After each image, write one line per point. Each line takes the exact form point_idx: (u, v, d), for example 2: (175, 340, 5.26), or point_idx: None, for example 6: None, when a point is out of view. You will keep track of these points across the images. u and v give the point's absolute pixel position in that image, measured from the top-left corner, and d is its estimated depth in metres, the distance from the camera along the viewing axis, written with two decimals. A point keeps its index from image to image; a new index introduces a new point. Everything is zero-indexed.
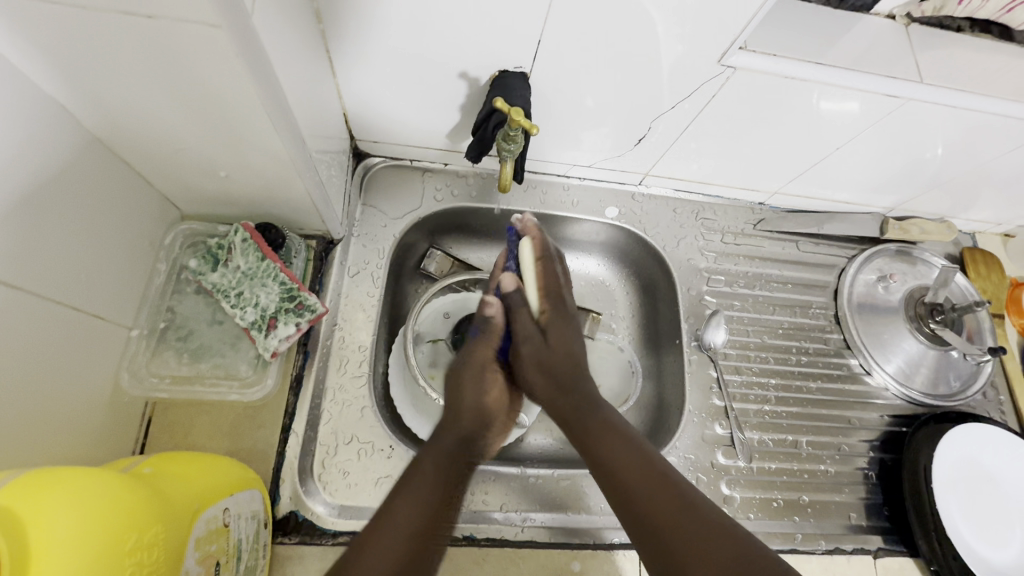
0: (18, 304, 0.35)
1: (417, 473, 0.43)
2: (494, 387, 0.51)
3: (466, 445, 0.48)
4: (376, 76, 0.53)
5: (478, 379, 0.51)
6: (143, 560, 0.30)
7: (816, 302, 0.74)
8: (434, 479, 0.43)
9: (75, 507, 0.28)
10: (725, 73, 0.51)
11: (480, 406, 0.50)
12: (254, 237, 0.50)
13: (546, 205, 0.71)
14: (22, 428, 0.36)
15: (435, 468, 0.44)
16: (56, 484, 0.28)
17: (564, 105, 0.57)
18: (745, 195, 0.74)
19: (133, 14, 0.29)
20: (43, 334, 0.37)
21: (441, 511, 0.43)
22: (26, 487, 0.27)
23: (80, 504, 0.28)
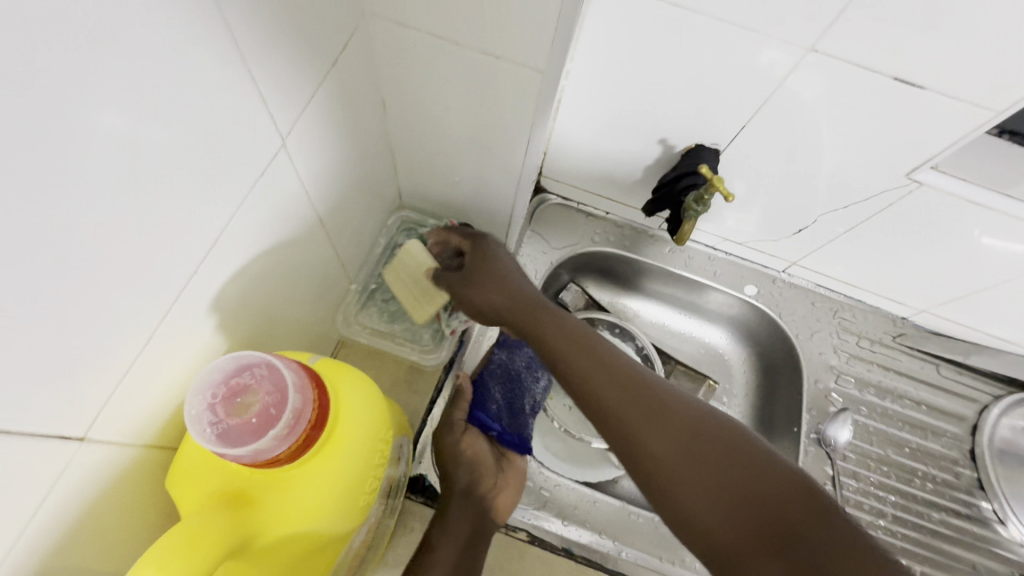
0: (315, 238, 0.45)
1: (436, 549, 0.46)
2: (469, 446, 0.54)
3: (475, 510, 0.50)
4: (585, 127, 0.63)
5: (448, 432, 0.55)
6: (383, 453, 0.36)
7: (951, 432, 0.70)
8: (451, 550, 0.46)
9: (365, 389, 0.35)
10: (909, 185, 0.55)
11: (459, 461, 0.53)
12: (458, 234, 0.60)
13: (689, 269, 0.76)
14: (287, 333, 0.46)
15: (454, 543, 0.47)
16: (352, 370, 0.36)
17: (739, 184, 0.63)
18: (890, 305, 0.74)
19: (486, 54, 0.39)
20: (316, 264, 0.47)
21: None
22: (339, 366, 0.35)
23: (369, 399, 0.35)
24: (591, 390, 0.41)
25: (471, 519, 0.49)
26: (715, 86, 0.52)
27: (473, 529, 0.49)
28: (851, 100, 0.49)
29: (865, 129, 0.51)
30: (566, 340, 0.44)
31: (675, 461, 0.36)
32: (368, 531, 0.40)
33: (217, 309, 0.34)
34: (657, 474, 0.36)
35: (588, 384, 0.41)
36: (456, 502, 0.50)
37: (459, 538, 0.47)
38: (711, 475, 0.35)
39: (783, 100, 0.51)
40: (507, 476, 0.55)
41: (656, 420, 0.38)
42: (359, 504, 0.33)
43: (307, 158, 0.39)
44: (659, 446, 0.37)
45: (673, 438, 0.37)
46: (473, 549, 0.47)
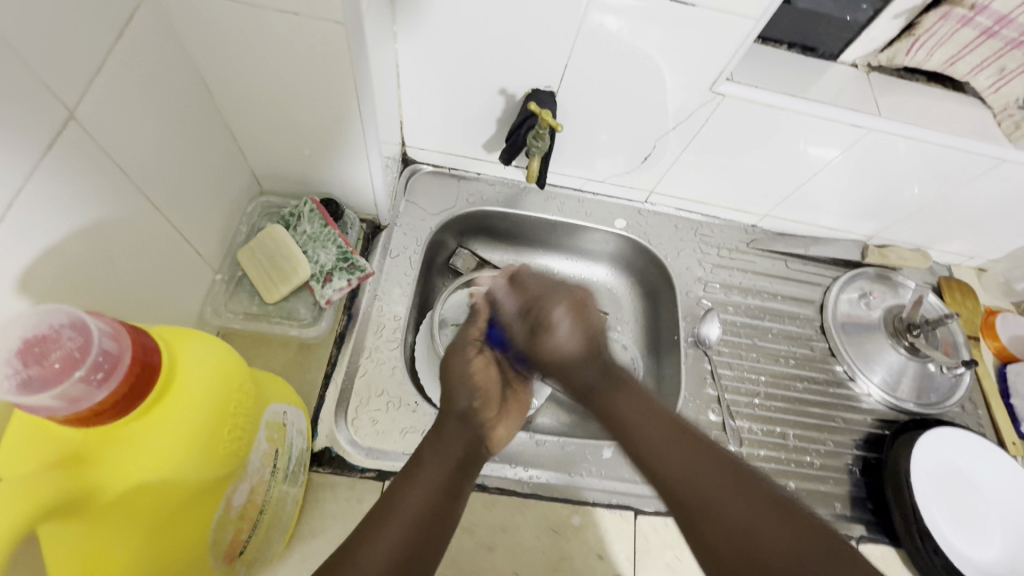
0: (151, 217, 0.45)
1: (422, 466, 0.50)
2: (478, 368, 0.60)
3: (471, 434, 0.54)
4: (430, 88, 0.65)
5: (462, 355, 0.60)
6: (241, 403, 0.36)
7: (804, 314, 0.81)
8: (439, 469, 0.50)
9: (208, 342, 0.35)
10: (716, 99, 0.62)
11: (466, 387, 0.57)
12: (319, 209, 0.60)
13: (563, 213, 0.81)
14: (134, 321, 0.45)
15: (446, 463, 0.50)
16: (195, 330, 0.36)
17: (582, 123, 0.69)
18: (739, 215, 0.84)
19: (286, 11, 0.41)
20: (159, 246, 0.47)
21: (444, 503, 0.48)
22: (176, 327, 0.35)
23: (216, 351, 0.35)
24: (626, 423, 0.49)
25: (461, 442, 0.53)
26: (531, 29, 0.57)
27: (464, 455, 0.52)
28: (644, 23, 0.55)
29: (664, 49, 0.57)
30: (620, 397, 0.50)
31: (764, 517, 0.40)
32: (256, 492, 0.40)
33: (32, 291, 0.34)
34: (713, 519, 0.41)
35: (612, 411, 0.50)
36: (451, 423, 0.54)
37: (449, 460, 0.51)
38: (738, 512, 0.41)
39: (591, 35, 0.57)
40: (510, 407, 0.61)
41: (686, 453, 0.45)
42: (216, 454, 0.34)
43: (110, 132, 0.38)
44: (691, 479, 0.43)
45: (714, 478, 0.43)
46: (460, 474, 0.51)
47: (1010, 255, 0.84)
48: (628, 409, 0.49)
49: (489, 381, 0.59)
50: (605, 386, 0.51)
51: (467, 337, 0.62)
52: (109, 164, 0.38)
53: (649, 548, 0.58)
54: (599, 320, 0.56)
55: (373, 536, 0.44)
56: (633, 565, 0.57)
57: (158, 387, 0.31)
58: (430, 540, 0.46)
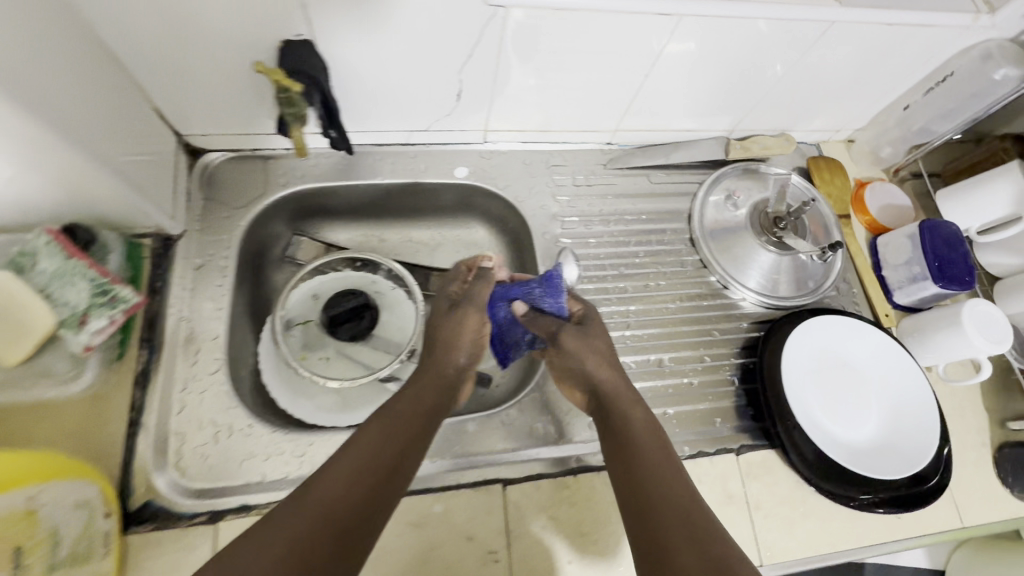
0: None
1: (393, 412, 0.47)
2: (472, 321, 0.56)
3: (444, 386, 0.52)
4: (160, 60, 0.53)
5: (464, 317, 0.56)
6: None
7: (672, 229, 0.76)
8: (410, 421, 0.47)
9: None
10: (499, 12, 0.53)
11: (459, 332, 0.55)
12: (58, 239, 0.49)
13: (395, 174, 0.72)
14: None
15: (414, 417, 0.47)
16: None
17: (368, 70, 0.59)
18: (589, 136, 0.76)
19: None
20: None
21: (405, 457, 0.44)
22: None
23: None
24: (611, 419, 0.52)
25: (436, 382, 0.52)
26: None
27: (426, 416, 0.48)
28: None
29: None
30: (624, 400, 0.52)
31: (703, 522, 0.42)
32: None
33: None
34: (653, 517, 0.43)
35: (611, 404, 0.53)
36: (431, 362, 0.53)
37: (416, 416, 0.48)
38: (683, 523, 0.42)
39: None
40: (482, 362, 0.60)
41: (672, 471, 0.46)
42: None
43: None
44: (661, 487, 0.45)
45: (670, 483, 0.45)
46: (427, 429, 0.48)
47: (873, 120, 0.80)
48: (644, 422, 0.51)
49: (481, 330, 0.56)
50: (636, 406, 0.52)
51: (478, 291, 0.58)
52: None
53: (522, 516, 0.56)
54: (608, 349, 0.56)
55: (321, 480, 0.41)
56: (507, 536, 0.55)
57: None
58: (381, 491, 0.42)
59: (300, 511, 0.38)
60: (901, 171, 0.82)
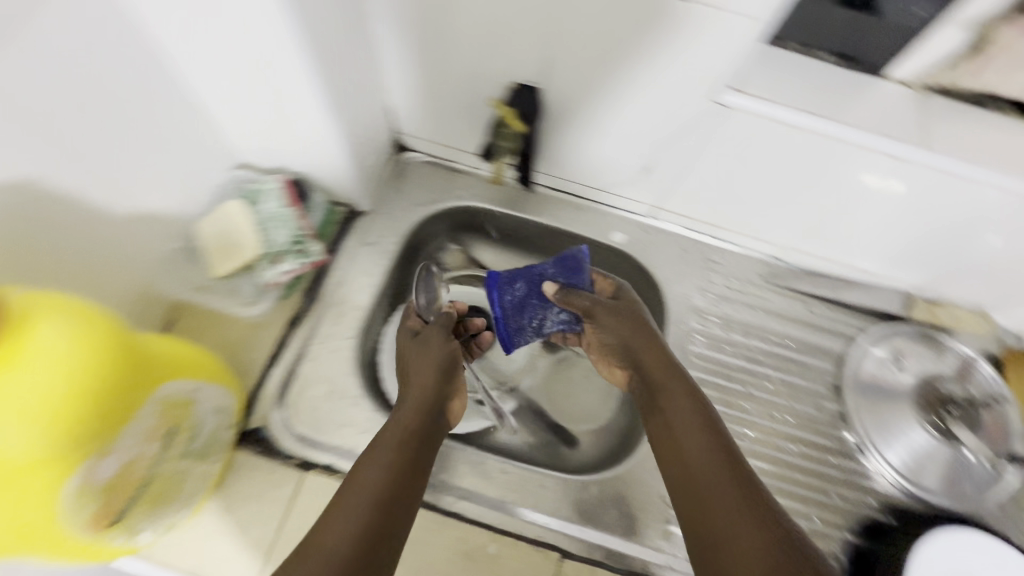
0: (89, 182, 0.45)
1: (381, 445, 0.47)
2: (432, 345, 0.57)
3: (426, 408, 0.51)
4: (412, 71, 0.62)
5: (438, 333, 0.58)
6: (103, 386, 0.36)
7: (818, 367, 0.70)
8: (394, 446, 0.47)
9: (74, 314, 0.36)
10: (716, 109, 0.54)
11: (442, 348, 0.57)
12: (283, 188, 0.59)
13: (558, 220, 0.76)
14: (57, 284, 0.46)
15: (398, 435, 0.48)
16: (62, 299, 0.36)
17: (574, 125, 0.63)
18: (757, 245, 0.74)
19: None
20: (101, 212, 0.48)
21: (404, 480, 0.45)
22: (45, 296, 0.35)
23: (78, 327, 0.35)
24: (669, 416, 0.48)
25: (421, 400, 0.52)
26: (508, 14, 0.52)
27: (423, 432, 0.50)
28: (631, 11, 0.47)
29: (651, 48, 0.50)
30: (678, 394, 0.49)
31: (746, 517, 0.39)
32: (133, 466, 0.40)
33: None
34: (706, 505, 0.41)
35: (665, 404, 0.48)
36: (422, 380, 0.53)
37: (400, 438, 0.47)
38: (710, 487, 0.42)
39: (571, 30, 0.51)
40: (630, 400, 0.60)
41: (705, 442, 0.45)
42: (63, 423, 0.34)
43: (18, 88, 0.37)
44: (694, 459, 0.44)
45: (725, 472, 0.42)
46: (416, 452, 0.47)
47: None
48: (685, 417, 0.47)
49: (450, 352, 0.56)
50: (678, 384, 0.50)
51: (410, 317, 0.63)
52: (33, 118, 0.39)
53: None
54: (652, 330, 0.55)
55: (379, 454, 0.46)
56: None
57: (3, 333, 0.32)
58: (423, 460, 0.48)
59: (371, 471, 0.45)
60: None
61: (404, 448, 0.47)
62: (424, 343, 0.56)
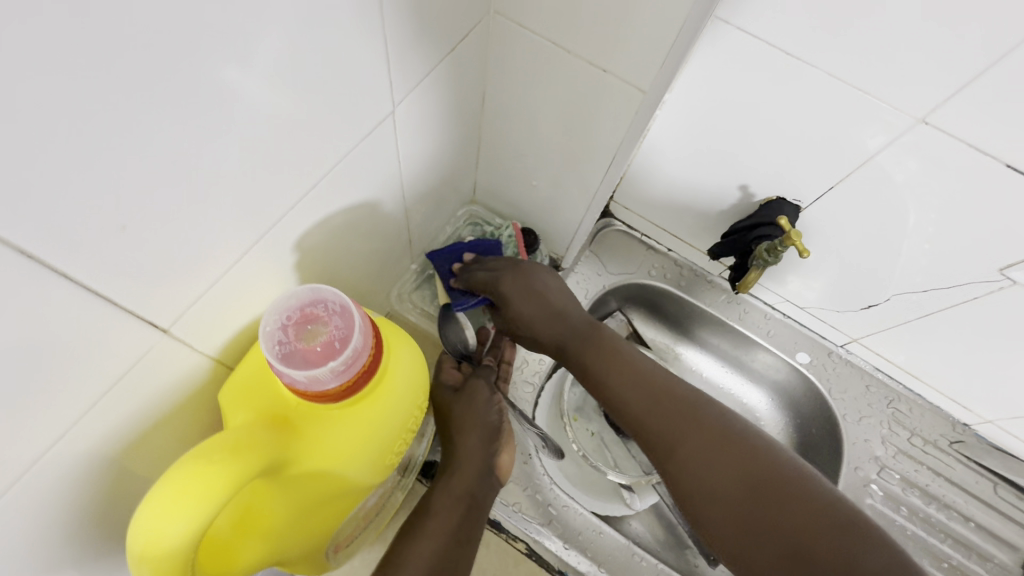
0: (395, 203, 0.47)
1: (430, 516, 0.44)
2: (482, 392, 0.51)
3: (477, 467, 0.47)
4: (664, 160, 0.62)
5: (473, 392, 0.51)
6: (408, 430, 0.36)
7: (1000, 560, 0.64)
8: (446, 522, 0.44)
9: (411, 354, 0.35)
10: (1003, 281, 0.51)
11: (487, 407, 0.50)
12: (517, 236, 0.62)
13: (742, 323, 0.74)
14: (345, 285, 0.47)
15: (451, 508, 0.45)
16: (399, 333, 0.36)
17: (814, 247, 0.61)
18: (952, 407, 0.69)
19: (595, 67, 0.41)
20: (390, 230, 0.49)
21: (454, 549, 0.43)
22: (390, 329, 0.36)
23: (415, 368, 0.35)
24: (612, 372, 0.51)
25: (474, 461, 0.47)
26: (811, 140, 0.51)
27: (468, 501, 0.46)
28: (948, 174, 0.47)
29: (946, 208, 0.49)
30: (587, 334, 0.54)
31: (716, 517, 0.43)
32: (380, 497, 0.41)
33: (300, 247, 0.36)
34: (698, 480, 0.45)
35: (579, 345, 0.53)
36: (468, 444, 0.48)
37: (456, 512, 0.45)
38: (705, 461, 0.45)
39: (875, 170, 0.50)
40: None
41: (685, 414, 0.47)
42: (383, 465, 0.35)
43: (405, 123, 0.40)
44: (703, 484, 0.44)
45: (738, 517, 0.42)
46: (468, 524, 0.45)
47: None
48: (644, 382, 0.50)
49: (488, 404, 0.50)
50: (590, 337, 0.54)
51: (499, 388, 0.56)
52: (392, 150, 0.40)
53: None
54: None
55: (435, 511, 0.45)
56: None
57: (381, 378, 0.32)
58: (471, 527, 0.45)
59: (429, 537, 0.42)
60: None
61: (457, 509, 0.45)
62: (474, 393, 0.51)
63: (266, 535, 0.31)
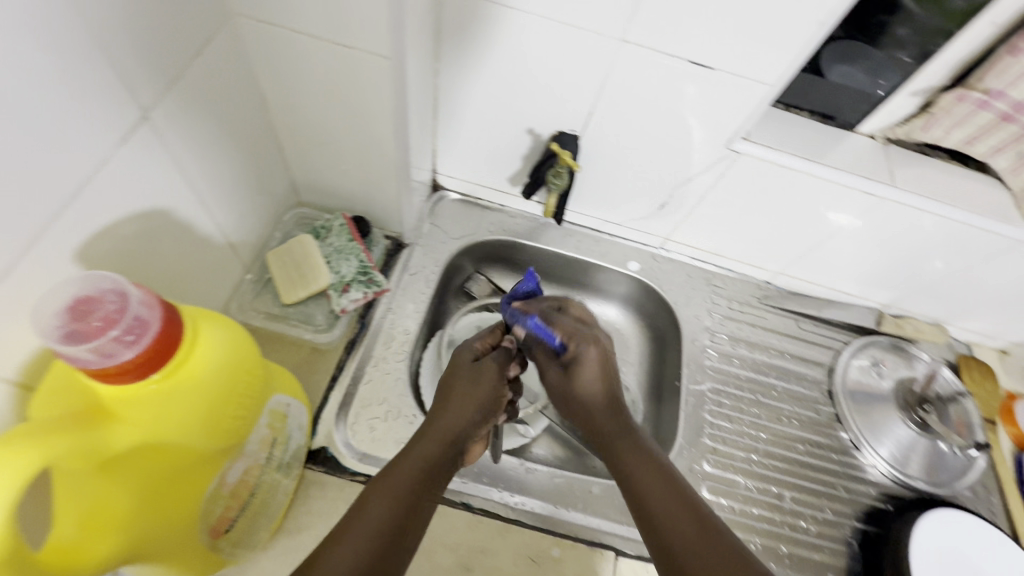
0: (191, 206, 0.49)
1: (394, 470, 0.45)
2: (489, 373, 0.54)
3: (461, 435, 0.49)
4: (461, 123, 0.69)
5: (476, 367, 0.54)
6: (244, 396, 0.39)
7: (812, 375, 0.80)
8: (412, 477, 0.45)
9: (226, 328, 0.38)
10: (733, 155, 0.64)
11: (484, 387, 0.53)
12: (349, 225, 0.65)
13: (579, 251, 0.84)
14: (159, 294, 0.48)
15: (422, 464, 0.46)
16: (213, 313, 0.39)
17: (604, 168, 0.71)
18: (752, 271, 0.85)
19: (342, 46, 0.47)
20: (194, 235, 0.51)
21: (414, 507, 0.43)
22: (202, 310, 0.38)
23: (233, 338, 0.38)
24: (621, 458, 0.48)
25: (451, 429, 0.49)
26: (559, 77, 0.60)
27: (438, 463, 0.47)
28: (659, 81, 0.58)
29: (671, 108, 0.61)
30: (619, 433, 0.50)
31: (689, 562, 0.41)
32: (249, 473, 0.43)
33: (85, 260, 0.38)
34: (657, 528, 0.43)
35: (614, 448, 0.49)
36: (455, 408, 0.50)
37: (424, 468, 0.46)
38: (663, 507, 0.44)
39: (613, 91, 0.61)
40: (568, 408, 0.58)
41: (642, 464, 0.47)
42: (218, 428, 0.37)
43: (172, 128, 0.43)
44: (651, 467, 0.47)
45: (675, 502, 0.44)
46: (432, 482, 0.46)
47: None
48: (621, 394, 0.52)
49: (495, 386, 0.53)
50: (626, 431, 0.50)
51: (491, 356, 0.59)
52: (164, 154, 0.43)
53: None
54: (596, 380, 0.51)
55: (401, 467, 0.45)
56: None
57: (180, 355, 0.34)
58: (430, 491, 0.45)
59: (381, 501, 0.42)
60: None
61: (423, 472, 0.46)
62: (477, 374, 0.53)
63: (114, 524, 0.33)
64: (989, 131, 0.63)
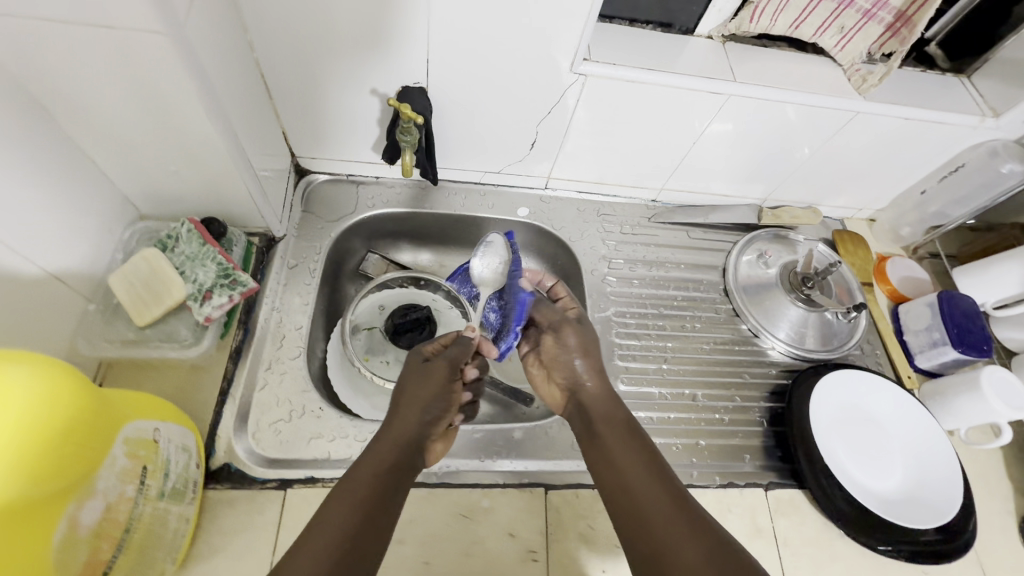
0: None
1: (358, 473, 0.47)
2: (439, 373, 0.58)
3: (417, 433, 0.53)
4: (299, 97, 0.65)
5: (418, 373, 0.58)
6: (75, 430, 0.36)
7: (708, 279, 0.84)
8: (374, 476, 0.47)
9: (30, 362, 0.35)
10: (580, 79, 0.64)
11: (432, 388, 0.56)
12: (198, 228, 0.59)
13: (467, 207, 0.82)
14: None
15: (384, 462, 0.49)
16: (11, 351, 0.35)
17: (463, 118, 0.69)
18: (637, 192, 0.86)
19: (104, 27, 0.42)
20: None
21: (379, 503, 0.46)
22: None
23: (39, 371, 0.35)
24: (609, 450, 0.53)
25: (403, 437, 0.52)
26: (383, 28, 0.57)
27: (399, 462, 0.50)
28: (485, 15, 0.56)
29: (505, 41, 0.59)
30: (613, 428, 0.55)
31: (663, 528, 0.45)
32: (114, 510, 0.40)
33: None
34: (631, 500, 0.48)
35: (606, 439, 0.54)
36: (406, 412, 0.54)
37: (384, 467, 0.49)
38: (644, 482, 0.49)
39: (441, 33, 0.58)
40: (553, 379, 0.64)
41: (631, 446, 0.53)
42: (47, 472, 0.34)
43: None
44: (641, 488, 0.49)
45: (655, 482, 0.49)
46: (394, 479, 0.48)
47: (893, 203, 0.88)
48: (604, 408, 0.58)
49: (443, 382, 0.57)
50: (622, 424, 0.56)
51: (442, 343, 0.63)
52: None
53: (562, 522, 0.59)
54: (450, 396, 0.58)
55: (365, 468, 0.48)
56: (546, 537, 0.58)
57: None
58: (388, 495, 0.47)
59: (345, 503, 0.44)
60: (919, 250, 0.90)
61: (387, 473, 0.48)
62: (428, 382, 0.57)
63: None
64: (810, 9, 0.66)
